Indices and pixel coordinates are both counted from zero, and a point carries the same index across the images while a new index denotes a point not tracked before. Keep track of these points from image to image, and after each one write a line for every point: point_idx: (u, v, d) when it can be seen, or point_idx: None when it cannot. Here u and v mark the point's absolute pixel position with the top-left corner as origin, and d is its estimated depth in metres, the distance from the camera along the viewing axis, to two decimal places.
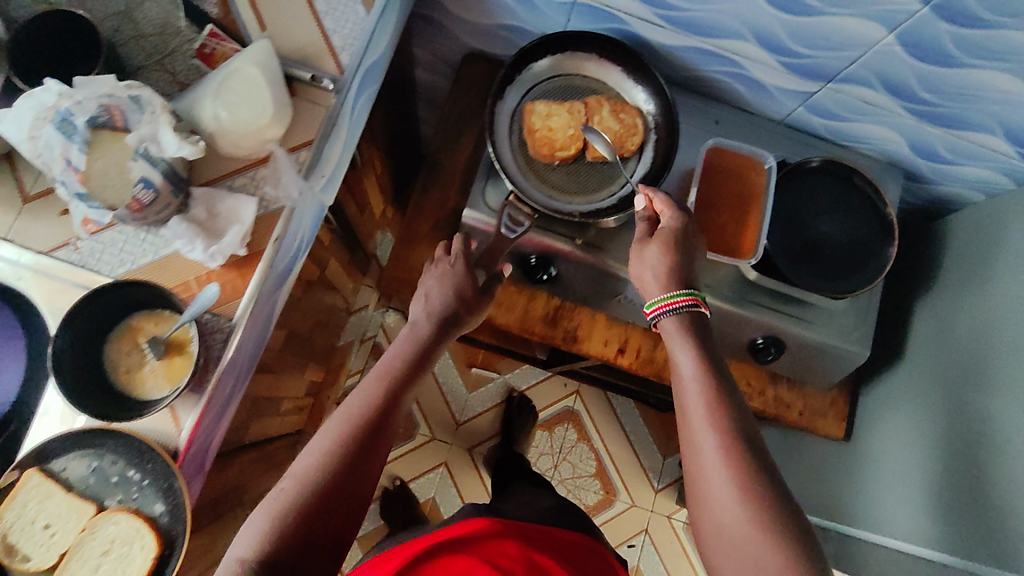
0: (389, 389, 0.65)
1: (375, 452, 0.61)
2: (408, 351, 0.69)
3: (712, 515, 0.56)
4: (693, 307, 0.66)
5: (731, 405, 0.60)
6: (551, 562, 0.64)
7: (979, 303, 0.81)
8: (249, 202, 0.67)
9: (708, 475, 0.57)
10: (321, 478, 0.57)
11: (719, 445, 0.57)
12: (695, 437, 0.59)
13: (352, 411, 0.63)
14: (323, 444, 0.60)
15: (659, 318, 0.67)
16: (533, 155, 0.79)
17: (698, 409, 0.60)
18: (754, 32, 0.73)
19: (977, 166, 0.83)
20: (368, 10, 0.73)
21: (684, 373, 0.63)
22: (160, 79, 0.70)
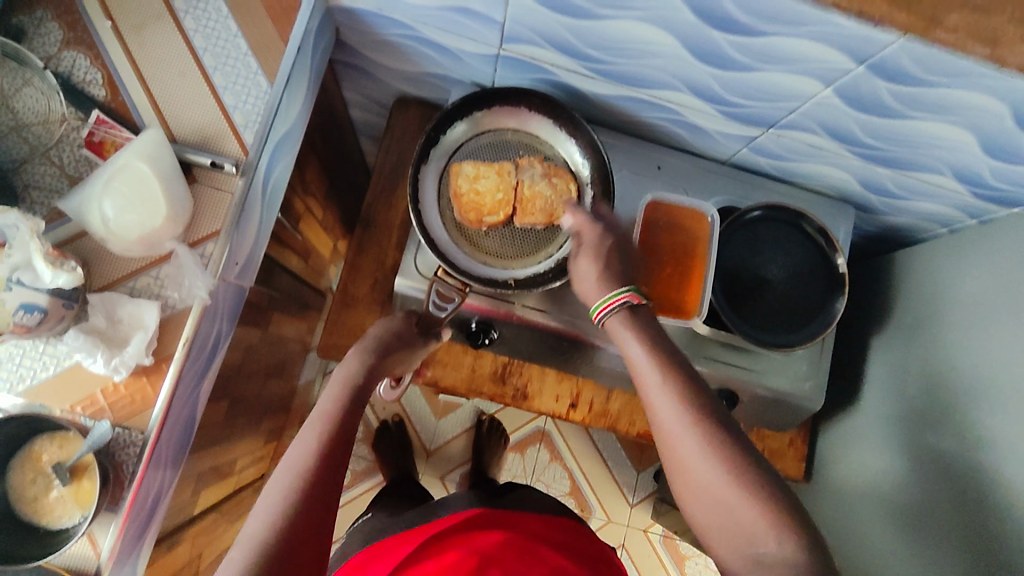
0: (335, 424, 0.58)
1: (331, 501, 0.54)
2: (349, 383, 0.62)
3: (717, 525, 0.51)
4: (631, 303, 0.61)
5: (711, 408, 0.55)
6: (529, 543, 0.68)
7: (939, 339, 0.79)
8: (151, 306, 0.62)
9: (701, 484, 0.52)
10: (278, 538, 0.49)
11: (715, 464, 0.51)
12: (684, 465, 0.53)
13: (300, 457, 0.55)
14: (270, 506, 0.51)
15: (604, 319, 0.62)
16: (461, 220, 0.76)
17: (676, 429, 0.54)
18: (687, 84, 0.71)
19: (930, 204, 0.81)
20: (271, 82, 0.69)
21: (649, 383, 0.57)
22: (47, 173, 0.64)
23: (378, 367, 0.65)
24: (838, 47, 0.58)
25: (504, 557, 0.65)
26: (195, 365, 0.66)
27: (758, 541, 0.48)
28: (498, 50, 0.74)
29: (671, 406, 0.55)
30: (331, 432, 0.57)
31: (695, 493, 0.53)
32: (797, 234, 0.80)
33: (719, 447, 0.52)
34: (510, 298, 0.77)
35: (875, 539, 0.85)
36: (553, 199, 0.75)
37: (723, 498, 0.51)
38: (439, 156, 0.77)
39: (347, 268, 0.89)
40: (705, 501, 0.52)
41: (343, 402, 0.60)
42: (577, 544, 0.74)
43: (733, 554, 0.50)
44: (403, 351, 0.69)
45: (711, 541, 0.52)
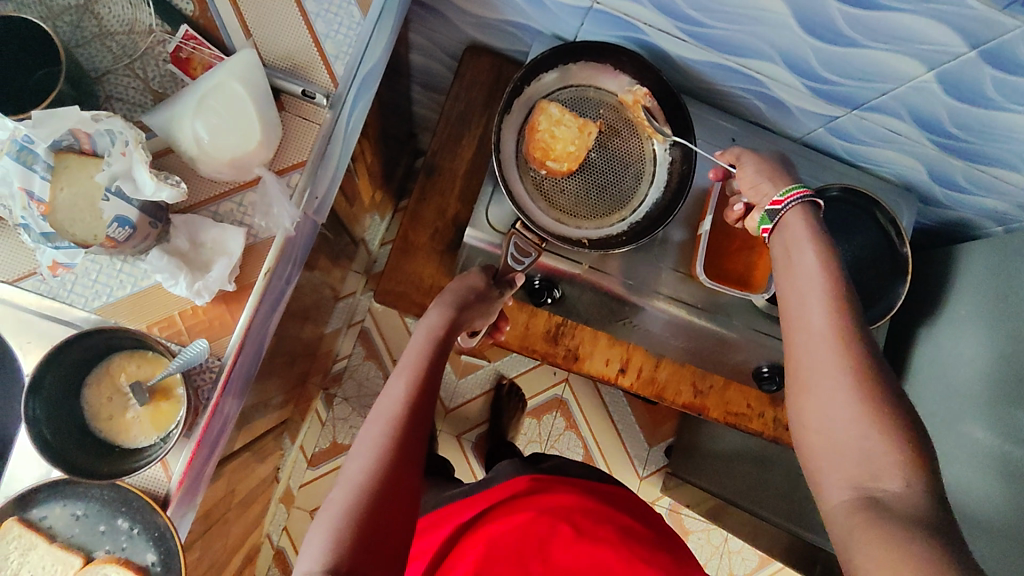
0: (422, 375, 0.56)
1: (423, 445, 0.52)
2: (431, 336, 0.61)
3: (835, 450, 0.49)
4: (805, 200, 0.57)
5: (863, 333, 0.51)
6: (590, 507, 0.64)
7: (992, 331, 0.81)
8: (236, 233, 0.61)
9: (829, 404, 0.50)
10: (377, 479, 0.47)
11: (851, 391, 0.49)
12: (815, 383, 0.51)
13: (391, 406, 0.53)
14: (367, 450, 0.50)
15: (785, 211, 0.58)
16: (527, 156, 0.75)
17: (821, 342, 0.51)
18: (784, 56, 0.70)
19: (995, 200, 0.82)
20: (363, 14, 0.67)
21: (808, 289, 0.53)
22: (130, 86, 0.63)
23: (459, 321, 0.64)
24: (956, 29, 0.57)
25: (573, 517, 0.62)
26: (271, 298, 0.65)
27: (881, 477, 0.46)
28: (592, 3, 0.72)
29: (826, 319, 0.52)
30: (417, 381, 0.56)
31: (817, 419, 0.51)
32: (868, 219, 0.80)
33: (863, 375, 0.49)
34: (575, 258, 0.77)
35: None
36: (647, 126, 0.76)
37: (846, 428, 0.49)
38: (521, 107, 0.76)
39: (408, 216, 0.88)
40: (825, 426, 0.50)
41: (426, 353, 0.59)
42: (629, 502, 0.71)
43: (843, 485, 0.48)
44: (482, 306, 0.68)
45: (823, 467, 0.50)
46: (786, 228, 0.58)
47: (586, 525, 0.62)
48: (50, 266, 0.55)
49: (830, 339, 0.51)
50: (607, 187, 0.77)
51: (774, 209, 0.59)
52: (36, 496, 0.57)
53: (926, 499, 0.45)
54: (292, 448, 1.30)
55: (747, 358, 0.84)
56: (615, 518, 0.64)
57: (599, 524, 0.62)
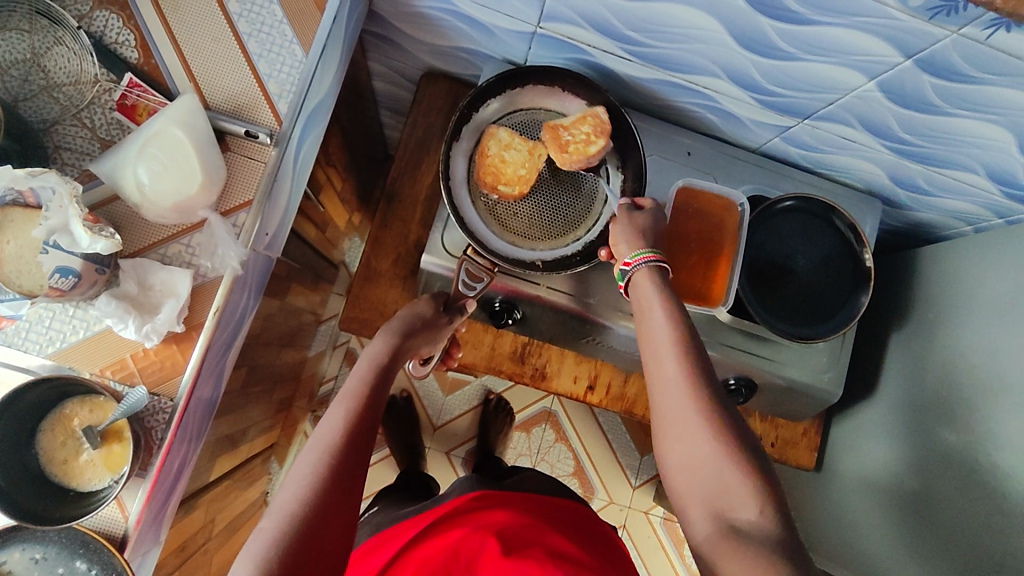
0: (362, 403, 0.57)
1: (360, 471, 0.53)
2: (373, 364, 0.62)
3: (696, 486, 0.52)
4: (652, 264, 0.62)
5: (713, 381, 0.55)
6: (537, 524, 0.66)
7: (959, 333, 0.79)
8: (183, 275, 0.62)
9: (686, 445, 0.53)
10: (308, 508, 0.48)
11: (703, 429, 0.52)
12: (676, 427, 0.54)
13: (328, 433, 0.54)
14: (300, 480, 0.50)
15: (636, 271, 0.63)
16: (478, 183, 0.75)
17: (673, 385, 0.55)
18: (727, 71, 0.70)
19: (959, 202, 0.80)
20: (305, 52, 0.69)
21: (660, 341, 0.58)
22: (77, 136, 0.64)
23: (403, 348, 0.66)
24: (888, 40, 0.57)
25: (509, 532, 0.63)
26: (224, 333, 0.66)
27: (737, 509, 0.49)
28: (535, 28, 0.73)
29: (674, 363, 0.56)
30: (356, 409, 0.57)
31: (680, 464, 0.53)
32: (826, 227, 0.80)
33: (713, 416, 0.52)
34: (535, 279, 0.76)
35: (890, 531, 0.85)
36: (580, 142, 0.73)
37: (704, 463, 0.51)
38: (471, 133, 0.77)
39: (369, 242, 0.88)
40: (683, 461, 0.53)
41: (368, 381, 0.60)
42: (577, 521, 0.72)
43: (708, 518, 0.50)
44: (427, 334, 0.70)
45: (688, 501, 0.52)
46: (638, 288, 0.62)
47: (520, 539, 0.62)
48: None
49: (681, 380, 0.54)
50: (561, 209, 0.77)
51: (626, 270, 0.64)
52: None
53: (778, 524, 0.47)
54: (281, 471, 1.31)
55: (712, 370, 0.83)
56: (559, 539, 0.65)
57: (534, 538, 0.63)
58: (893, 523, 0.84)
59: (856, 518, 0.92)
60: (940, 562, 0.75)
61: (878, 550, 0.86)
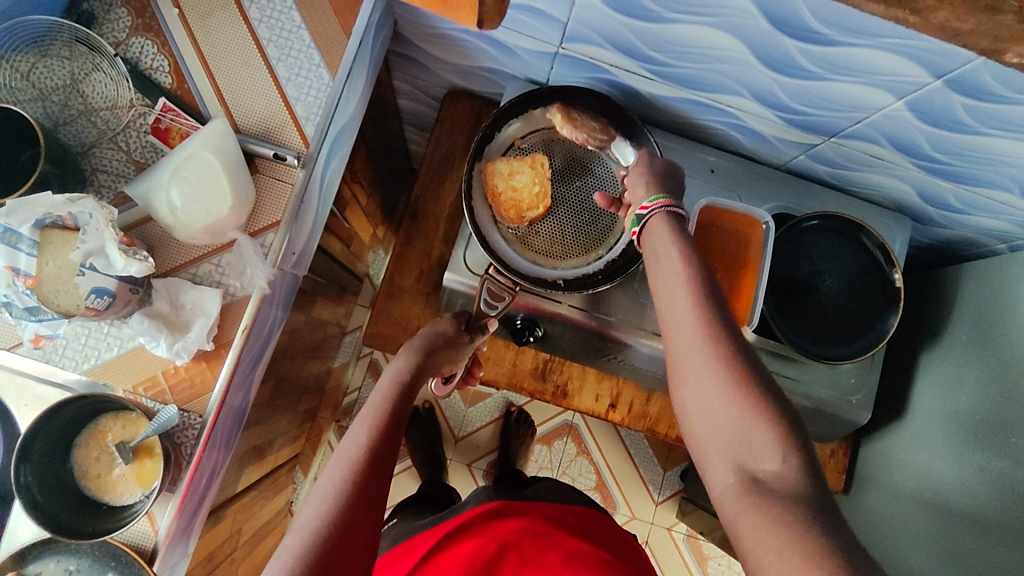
0: (384, 420, 0.58)
1: (383, 488, 0.53)
2: (396, 381, 0.63)
3: (714, 436, 0.49)
4: (668, 209, 0.59)
5: (729, 324, 0.52)
6: (554, 533, 0.66)
7: (993, 354, 0.77)
8: (213, 294, 0.64)
9: (703, 394, 0.50)
10: (332, 524, 0.48)
11: (719, 376, 0.49)
12: (690, 375, 0.51)
13: (351, 450, 0.54)
14: (323, 497, 0.50)
15: (653, 215, 0.60)
16: (500, 219, 0.76)
17: (686, 331, 0.52)
18: (751, 90, 0.70)
19: (993, 219, 0.78)
20: (332, 75, 0.70)
21: (673, 285, 0.54)
22: (114, 159, 0.66)
23: (426, 365, 0.66)
24: (916, 61, 0.56)
25: (523, 544, 0.63)
26: (252, 350, 0.67)
27: (760, 457, 0.46)
28: (557, 48, 0.74)
29: (687, 308, 0.53)
30: (378, 426, 0.57)
31: (698, 416, 0.51)
32: (854, 245, 0.79)
33: (728, 359, 0.49)
34: (557, 297, 0.76)
35: (924, 556, 0.82)
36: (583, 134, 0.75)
37: (723, 411, 0.48)
38: (493, 152, 0.78)
39: (393, 259, 0.90)
40: (699, 411, 0.50)
41: (391, 399, 0.61)
42: (595, 528, 0.72)
43: (728, 467, 0.47)
44: (449, 350, 0.70)
45: (706, 455, 0.50)
46: (650, 231, 0.60)
47: (534, 552, 0.62)
48: (33, 337, 0.60)
49: (693, 322, 0.52)
50: (582, 224, 0.78)
51: (641, 216, 0.61)
52: (29, 554, 0.61)
53: (803, 476, 0.44)
54: (306, 480, 1.33)
55: None
56: (577, 545, 0.65)
57: (547, 549, 0.62)
58: (929, 549, 0.82)
59: (889, 541, 0.89)
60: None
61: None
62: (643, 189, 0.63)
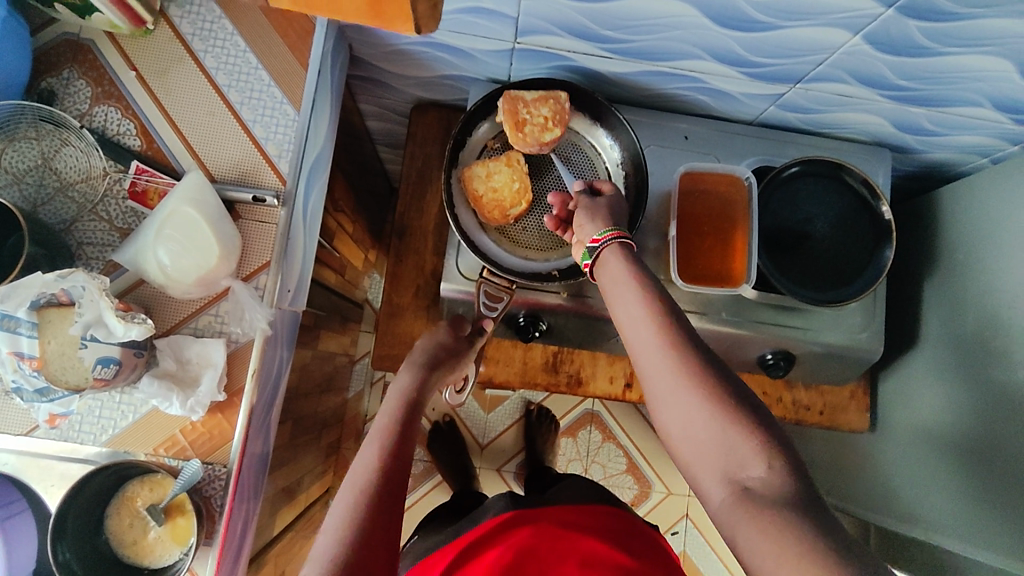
0: (393, 440, 0.58)
1: (397, 508, 0.53)
2: (402, 400, 0.63)
3: (697, 451, 0.48)
4: (619, 240, 0.59)
5: (695, 340, 0.51)
6: (574, 539, 0.65)
7: (989, 270, 0.78)
8: (217, 344, 0.64)
9: (682, 412, 0.49)
10: (348, 552, 0.48)
11: (693, 391, 0.48)
12: (663, 394, 0.50)
13: (361, 473, 0.54)
14: (336, 524, 0.50)
15: (606, 246, 0.59)
16: (486, 221, 0.77)
17: (653, 352, 0.51)
18: (709, 51, 0.70)
19: (970, 136, 0.79)
20: (297, 109, 0.71)
21: (633, 308, 0.54)
22: (97, 229, 0.66)
23: (430, 378, 0.67)
24: None
25: (543, 554, 0.63)
26: (265, 394, 0.67)
27: (746, 465, 0.45)
28: (512, 44, 0.75)
29: (649, 326, 0.52)
30: (389, 446, 0.57)
31: (678, 431, 0.50)
32: (838, 185, 0.79)
33: (701, 379, 0.49)
34: (554, 289, 0.77)
35: (938, 481, 0.82)
36: (537, 125, 0.74)
37: (703, 426, 0.48)
38: (468, 157, 0.79)
39: (388, 279, 0.90)
40: (679, 429, 0.49)
41: (398, 417, 0.61)
42: (615, 528, 0.70)
43: (718, 481, 0.46)
44: (456, 358, 0.71)
45: (694, 471, 0.49)
46: (604, 266, 0.59)
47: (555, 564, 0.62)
48: (48, 418, 0.60)
49: (658, 340, 0.51)
50: None
51: (592, 249, 0.60)
52: None
53: (789, 480, 0.44)
54: None
55: (749, 349, 0.83)
56: (601, 549, 0.64)
57: (568, 559, 0.62)
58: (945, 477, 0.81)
59: (903, 471, 0.89)
60: (994, 506, 0.73)
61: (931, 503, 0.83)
62: (587, 221, 0.62)
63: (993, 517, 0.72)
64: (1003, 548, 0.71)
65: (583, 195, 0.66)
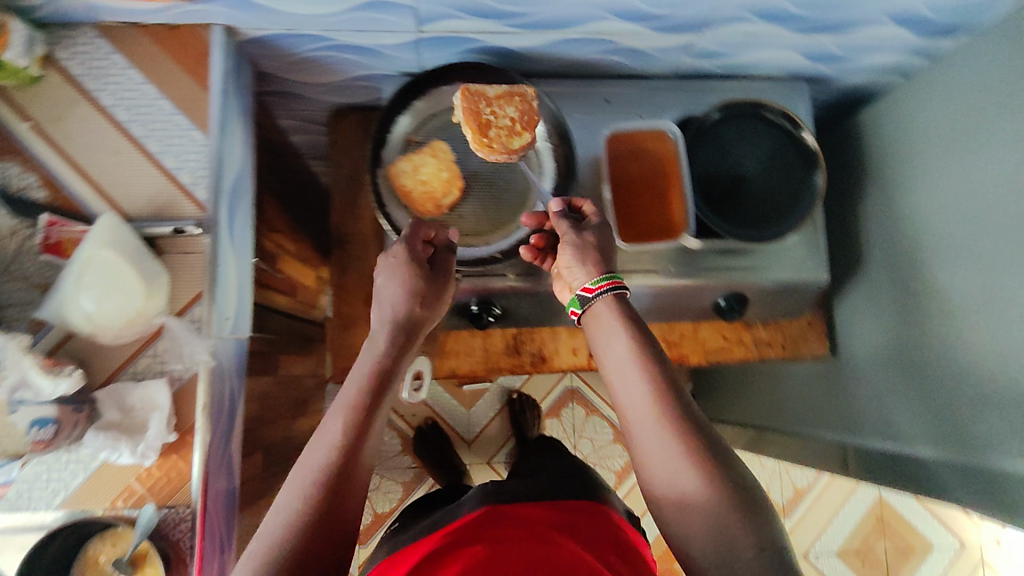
0: (359, 414, 0.57)
1: (354, 486, 0.54)
2: (375, 361, 0.61)
3: (675, 503, 0.52)
4: (614, 289, 0.62)
5: (684, 406, 0.55)
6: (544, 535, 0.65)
7: (915, 182, 0.79)
8: (159, 384, 0.62)
9: (667, 469, 0.53)
10: (297, 536, 0.49)
11: (683, 458, 0.52)
12: (652, 452, 0.54)
13: (322, 450, 0.54)
14: (289, 504, 0.51)
15: (598, 298, 0.62)
16: (421, 215, 0.76)
17: (644, 412, 0.55)
18: (611, 11, 0.70)
19: (879, 56, 0.80)
20: (205, 133, 0.69)
21: (627, 370, 0.57)
22: (14, 290, 0.63)
23: (402, 327, 0.64)
24: None
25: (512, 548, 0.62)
26: (219, 426, 0.65)
27: (722, 524, 0.50)
28: (416, 34, 0.74)
29: (642, 390, 0.56)
30: (354, 420, 0.56)
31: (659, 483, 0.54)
32: (761, 124, 0.80)
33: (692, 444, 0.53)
34: (501, 271, 0.77)
35: (886, 394, 0.85)
36: (503, 128, 0.70)
37: (687, 486, 0.52)
38: (391, 155, 0.77)
39: (335, 292, 0.88)
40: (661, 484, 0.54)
41: (367, 386, 0.59)
42: (581, 520, 0.70)
43: (690, 531, 0.51)
44: (429, 290, 0.67)
45: (668, 520, 0.53)
46: (596, 317, 0.62)
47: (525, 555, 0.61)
48: None
49: (651, 404, 0.55)
50: (500, 194, 0.78)
51: (587, 297, 0.63)
52: None
53: (757, 540, 0.49)
54: None
55: (701, 297, 0.83)
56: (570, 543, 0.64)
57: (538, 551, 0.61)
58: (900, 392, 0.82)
59: (851, 389, 0.91)
60: (942, 416, 0.75)
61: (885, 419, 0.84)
62: (577, 263, 0.64)
63: (947, 427, 0.74)
64: (944, 449, 0.74)
65: (568, 226, 0.67)
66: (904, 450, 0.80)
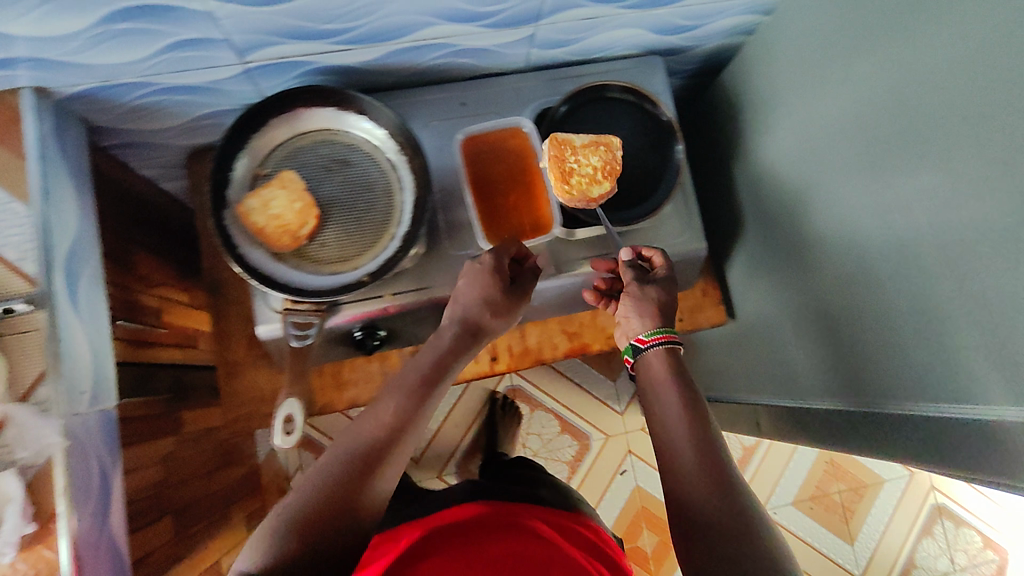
0: (402, 416, 0.61)
1: (377, 478, 0.58)
2: (431, 367, 0.66)
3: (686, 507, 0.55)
4: (667, 343, 0.66)
5: (715, 436, 0.59)
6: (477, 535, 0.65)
7: (775, 140, 0.79)
8: (6, 476, 0.59)
9: (690, 476, 0.57)
10: (317, 503, 0.54)
11: (706, 474, 0.56)
12: (684, 465, 0.58)
13: (356, 443, 0.60)
14: (318, 476, 0.57)
15: (650, 349, 0.67)
16: (280, 250, 0.73)
17: (679, 429, 0.60)
18: (434, 15, 0.68)
19: (723, 20, 0.79)
20: (27, 204, 0.65)
21: (667, 397, 0.63)
22: None
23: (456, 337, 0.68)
24: None
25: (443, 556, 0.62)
26: (88, 505, 0.62)
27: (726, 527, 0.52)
28: (242, 65, 0.71)
29: (676, 413, 0.61)
30: (389, 423, 0.61)
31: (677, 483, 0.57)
32: (610, 104, 0.80)
33: (721, 465, 0.57)
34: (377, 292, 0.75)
35: (783, 348, 0.85)
36: (586, 175, 0.73)
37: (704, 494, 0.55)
38: (238, 193, 0.74)
39: None
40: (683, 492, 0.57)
41: (412, 395, 0.63)
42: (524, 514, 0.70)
43: (693, 529, 0.54)
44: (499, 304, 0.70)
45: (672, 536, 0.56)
46: (647, 365, 0.67)
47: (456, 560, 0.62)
48: None
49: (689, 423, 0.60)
50: (362, 215, 0.76)
51: (641, 347, 0.68)
52: None
53: (755, 540, 0.51)
54: None
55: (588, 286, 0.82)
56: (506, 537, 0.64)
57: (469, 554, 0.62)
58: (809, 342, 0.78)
59: (755, 348, 0.92)
60: (846, 365, 0.70)
61: (797, 372, 0.82)
62: (636, 317, 0.69)
63: (853, 373, 0.69)
64: (845, 397, 0.71)
65: (634, 276, 0.72)
66: (804, 403, 0.80)
